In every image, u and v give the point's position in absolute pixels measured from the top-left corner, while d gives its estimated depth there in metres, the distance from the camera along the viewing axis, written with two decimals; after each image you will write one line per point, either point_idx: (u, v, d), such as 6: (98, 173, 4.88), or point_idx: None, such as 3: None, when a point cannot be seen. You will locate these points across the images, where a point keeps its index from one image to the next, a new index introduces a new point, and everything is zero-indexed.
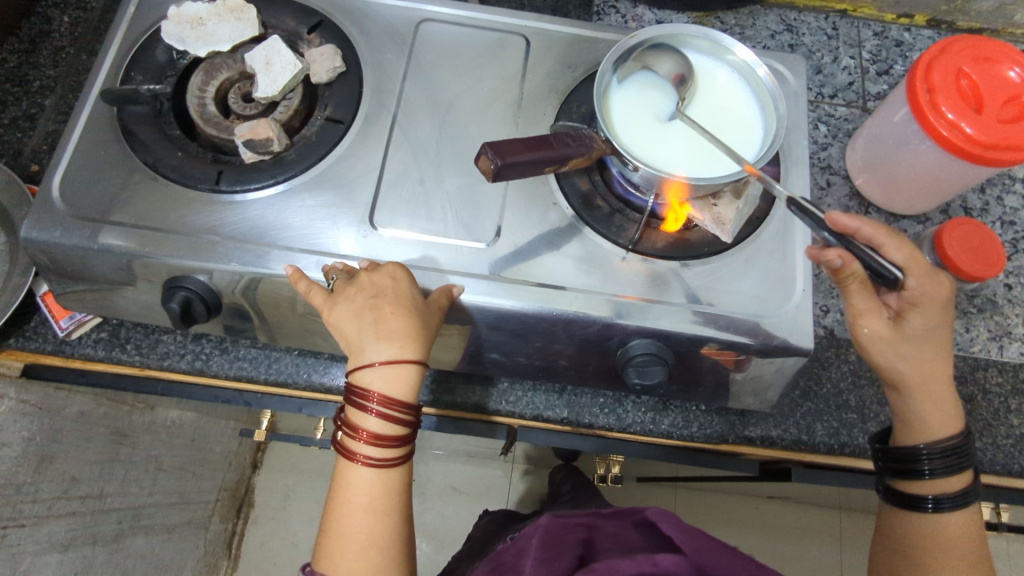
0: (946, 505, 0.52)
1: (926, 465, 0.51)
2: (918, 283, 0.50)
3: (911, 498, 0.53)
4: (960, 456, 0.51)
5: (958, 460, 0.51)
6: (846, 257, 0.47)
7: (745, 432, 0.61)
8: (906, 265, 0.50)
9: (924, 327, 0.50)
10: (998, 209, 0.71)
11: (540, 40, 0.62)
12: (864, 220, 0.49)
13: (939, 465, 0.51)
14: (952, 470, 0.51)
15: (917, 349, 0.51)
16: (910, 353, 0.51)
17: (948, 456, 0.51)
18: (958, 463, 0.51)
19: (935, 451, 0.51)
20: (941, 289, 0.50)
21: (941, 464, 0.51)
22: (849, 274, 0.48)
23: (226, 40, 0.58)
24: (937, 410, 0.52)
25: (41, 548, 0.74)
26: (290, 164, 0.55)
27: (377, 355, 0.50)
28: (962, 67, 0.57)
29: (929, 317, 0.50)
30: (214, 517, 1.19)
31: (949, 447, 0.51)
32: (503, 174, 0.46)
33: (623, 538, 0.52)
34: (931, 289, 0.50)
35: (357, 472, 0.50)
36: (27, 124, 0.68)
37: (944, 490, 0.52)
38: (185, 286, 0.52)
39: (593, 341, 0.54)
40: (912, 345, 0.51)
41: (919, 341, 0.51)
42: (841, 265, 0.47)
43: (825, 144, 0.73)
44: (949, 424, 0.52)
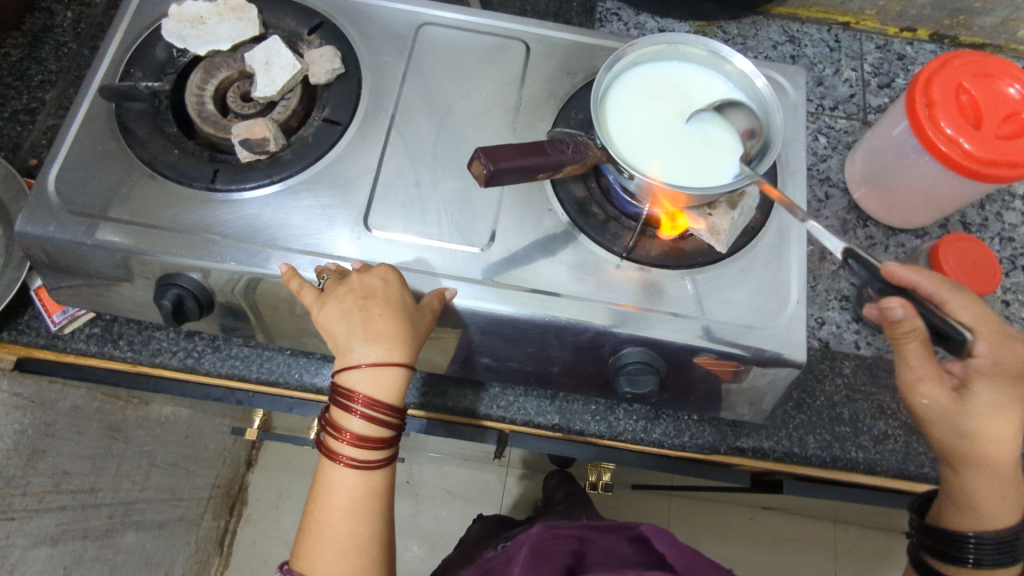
0: None
1: (973, 554, 0.50)
2: (986, 351, 0.48)
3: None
4: (1010, 549, 0.49)
5: (1009, 549, 0.49)
6: (909, 308, 0.45)
7: (736, 443, 0.61)
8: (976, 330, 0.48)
9: (993, 400, 0.49)
10: (997, 225, 0.71)
11: (540, 46, 0.62)
12: (925, 276, 0.48)
13: (986, 555, 0.49)
14: (998, 560, 0.49)
15: (984, 427, 0.49)
16: (987, 433, 0.49)
17: (998, 544, 0.49)
18: (1006, 553, 0.49)
19: (985, 541, 0.49)
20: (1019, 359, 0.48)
21: (989, 553, 0.49)
22: (909, 330, 0.46)
23: (226, 39, 0.58)
24: (995, 496, 0.50)
25: (31, 541, 0.74)
26: (286, 165, 0.55)
27: (364, 356, 0.50)
28: (961, 82, 0.57)
29: (998, 390, 0.48)
30: (206, 514, 1.19)
31: (1000, 538, 0.49)
32: (496, 179, 0.46)
33: (614, 550, 0.52)
34: (1003, 358, 0.48)
35: (339, 472, 0.50)
36: (27, 118, 0.68)
37: None
38: (178, 283, 0.52)
39: (585, 349, 0.53)
40: (977, 422, 0.49)
41: (989, 418, 0.49)
42: (902, 317, 0.45)
43: (824, 156, 0.72)
44: (1004, 511, 0.50)
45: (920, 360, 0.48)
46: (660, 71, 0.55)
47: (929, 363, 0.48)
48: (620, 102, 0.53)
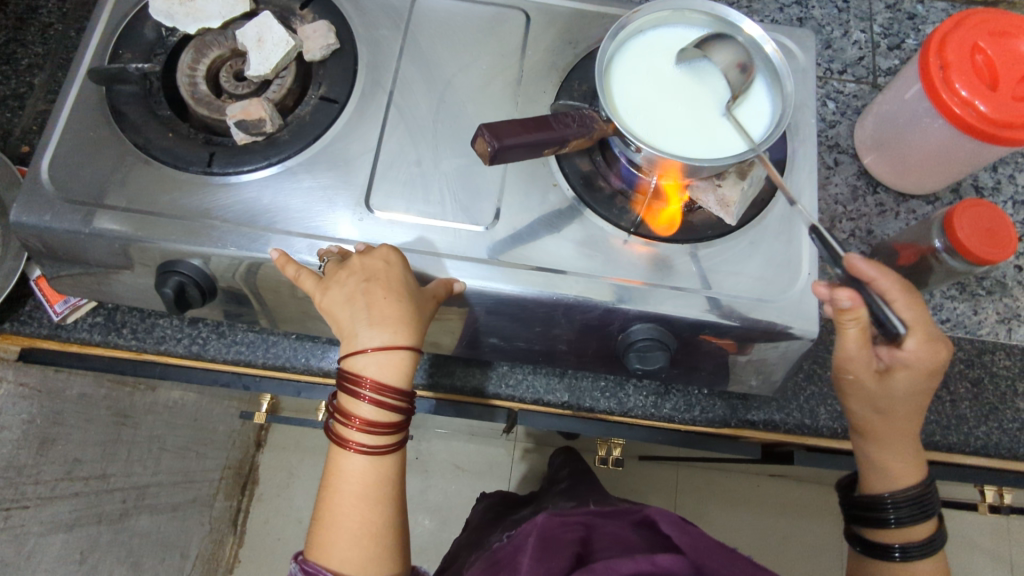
0: (913, 553, 0.52)
1: (892, 514, 0.52)
2: (912, 350, 0.48)
3: (879, 546, 0.53)
4: (925, 505, 0.52)
5: (925, 509, 0.52)
6: (857, 297, 0.45)
7: (747, 416, 0.60)
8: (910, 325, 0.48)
9: (904, 388, 0.49)
10: (1010, 188, 0.69)
11: (540, 15, 0.60)
12: (884, 270, 0.48)
13: (905, 514, 0.52)
14: (918, 518, 0.52)
15: (893, 407, 0.51)
16: (860, 403, 0.52)
17: (913, 504, 0.51)
18: (924, 511, 0.52)
19: (901, 501, 0.51)
20: (936, 359, 0.48)
21: (908, 513, 0.52)
22: (853, 317, 0.46)
23: (216, 17, 0.56)
24: (901, 461, 0.52)
25: (45, 528, 0.74)
26: (284, 146, 0.54)
27: (369, 341, 0.49)
28: (978, 42, 0.55)
29: (910, 381, 0.49)
30: (219, 495, 1.20)
31: (914, 497, 0.51)
32: (500, 157, 0.45)
33: (621, 537, 0.52)
34: (928, 356, 0.48)
35: (350, 459, 0.50)
36: (15, 104, 0.67)
37: (910, 538, 0.53)
38: (179, 271, 0.51)
39: (594, 326, 0.53)
40: (889, 399, 0.50)
41: (897, 398, 0.50)
42: (850, 306, 0.46)
43: (833, 122, 0.71)
44: (907, 474, 0.52)
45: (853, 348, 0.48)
46: (668, 37, 0.53)
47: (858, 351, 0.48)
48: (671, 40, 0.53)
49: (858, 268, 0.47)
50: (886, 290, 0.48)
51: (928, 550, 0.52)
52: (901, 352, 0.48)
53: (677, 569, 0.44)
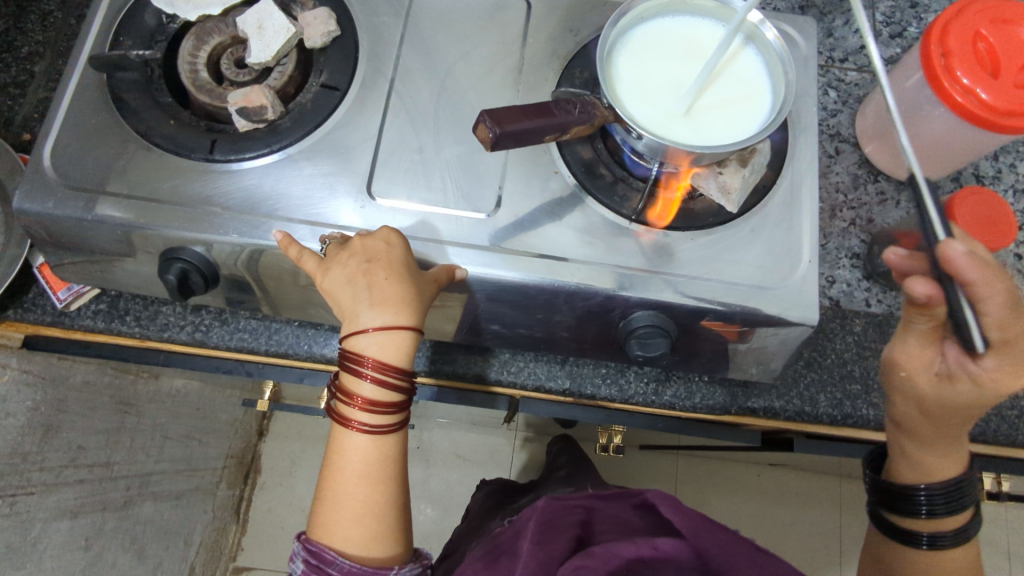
0: (943, 542, 0.53)
1: (925, 505, 0.52)
2: (987, 369, 0.46)
3: (907, 534, 0.54)
4: (959, 496, 0.52)
5: (958, 500, 0.52)
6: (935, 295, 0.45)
7: (747, 403, 0.61)
8: (995, 344, 0.45)
9: (966, 401, 0.49)
10: (1011, 177, 0.69)
11: (540, 2, 0.60)
12: (982, 271, 0.42)
13: (938, 506, 0.52)
14: (951, 510, 0.52)
15: (944, 415, 0.50)
16: (907, 402, 0.53)
17: (949, 494, 0.52)
18: (958, 503, 0.52)
19: (936, 494, 0.52)
20: (1011, 381, 0.47)
21: (941, 503, 0.52)
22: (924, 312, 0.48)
23: (216, 3, 0.56)
24: (937, 456, 0.53)
25: (51, 514, 0.75)
26: (285, 133, 0.54)
27: (371, 321, 0.49)
28: (979, 29, 0.55)
29: (973, 395, 0.48)
30: (222, 484, 1.21)
31: (950, 488, 0.52)
32: (501, 143, 0.45)
33: (621, 519, 0.52)
34: (997, 380, 0.46)
35: (352, 437, 0.50)
36: (17, 92, 0.67)
37: (945, 527, 0.53)
38: (181, 257, 0.52)
39: (595, 313, 0.53)
40: (947, 407, 0.50)
41: (951, 408, 0.50)
42: (925, 301, 0.46)
43: (835, 111, 0.70)
44: (949, 467, 0.53)
45: (911, 347, 0.51)
46: (669, 24, 0.53)
47: (914, 352, 0.51)
48: (656, 28, 0.53)
49: (954, 261, 0.42)
50: (976, 292, 0.44)
51: (959, 539, 0.53)
52: (971, 368, 0.47)
53: (678, 555, 0.45)
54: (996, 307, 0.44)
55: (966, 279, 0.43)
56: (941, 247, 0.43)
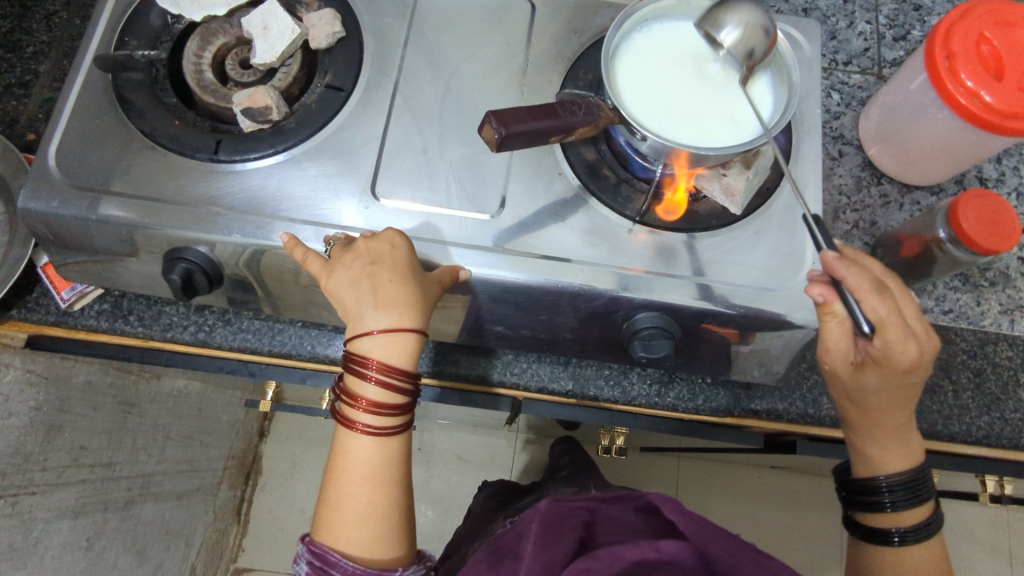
0: (911, 537, 0.52)
1: (887, 498, 0.52)
2: (879, 347, 0.48)
3: (877, 531, 0.54)
4: (919, 487, 0.52)
5: (920, 491, 0.52)
6: (825, 293, 0.47)
7: (751, 405, 0.61)
8: (880, 322, 0.46)
9: (875, 383, 0.50)
10: (1013, 180, 0.69)
11: (545, 3, 0.60)
12: (855, 272, 0.45)
13: (900, 498, 0.52)
14: (914, 501, 0.52)
15: (865, 400, 0.51)
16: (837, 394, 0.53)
17: (908, 487, 0.52)
18: (920, 494, 0.52)
19: (897, 484, 0.52)
20: (905, 357, 0.48)
21: (903, 496, 0.52)
22: (828, 312, 0.48)
23: (221, 3, 0.57)
24: (883, 447, 0.53)
25: (52, 515, 0.75)
26: (290, 133, 0.54)
27: (375, 324, 0.49)
28: (984, 32, 0.55)
29: (880, 378, 0.49)
30: (222, 485, 1.20)
31: (909, 480, 0.52)
32: (506, 144, 0.45)
33: (623, 521, 0.52)
34: (895, 356, 0.48)
35: (356, 440, 0.50)
36: (21, 92, 0.67)
37: (907, 521, 0.53)
38: (186, 258, 0.52)
39: (598, 314, 0.53)
40: (864, 392, 0.51)
41: (869, 392, 0.50)
42: (823, 301, 0.47)
43: (838, 113, 0.71)
44: (899, 459, 0.53)
45: (834, 342, 0.49)
46: (674, 26, 0.53)
47: (837, 345, 0.49)
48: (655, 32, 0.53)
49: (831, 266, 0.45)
50: (857, 288, 0.46)
51: (924, 533, 0.52)
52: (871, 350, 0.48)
53: (681, 557, 0.45)
54: (869, 294, 0.46)
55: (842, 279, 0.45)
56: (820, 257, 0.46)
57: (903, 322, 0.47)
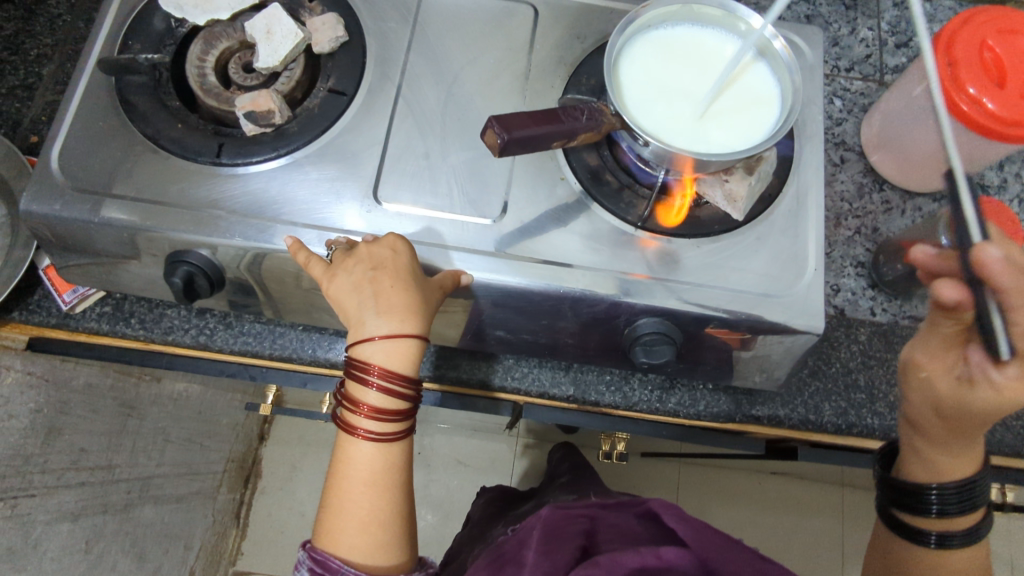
0: (953, 542, 0.52)
1: (936, 504, 0.52)
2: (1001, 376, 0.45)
3: (915, 532, 0.54)
4: (971, 496, 0.51)
5: (969, 500, 0.51)
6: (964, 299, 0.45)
7: (752, 411, 0.61)
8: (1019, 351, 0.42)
9: (988, 408, 0.47)
10: (1016, 187, 0.69)
11: (548, 9, 0.60)
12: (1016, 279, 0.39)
13: (950, 504, 0.51)
14: (963, 510, 0.52)
15: (960, 418, 0.49)
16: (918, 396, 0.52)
17: (960, 492, 0.51)
18: (969, 503, 0.51)
19: (949, 491, 0.51)
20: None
21: (953, 503, 0.51)
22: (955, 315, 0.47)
23: (225, 8, 0.57)
24: (947, 455, 0.52)
25: (52, 517, 0.75)
26: (292, 137, 0.54)
27: (377, 329, 0.49)
28: (986, 39, 0.55)
29: (988, 401, 0.46)
30: (222, 488, 1.20)
31: (959, 487, 0.51)
32: (510, 148, 0.45)
33: (625, 529, 0.52)
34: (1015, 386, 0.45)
35: (357, 447, 0.50)
36: (25, 95, 0.67)
37: (955, 527, 0.52)
38: (187, 260, 0.52)
39: (600, 319, 0.53)
40: (958, 405, 0.48)
41: (968, 411, 0.48)
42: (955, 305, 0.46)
43: (840, 119, 0.71)
44: (959, 466, 0.52)
45: (937, 347, 0.50)
46: (676, 33, 0.53)
47: (942, 353, 0.50)
48: (672, 46, 0.53)
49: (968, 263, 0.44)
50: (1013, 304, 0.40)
51: (969, 539, 0.52)
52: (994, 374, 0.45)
53: (681, 564, 0.44)
54: None
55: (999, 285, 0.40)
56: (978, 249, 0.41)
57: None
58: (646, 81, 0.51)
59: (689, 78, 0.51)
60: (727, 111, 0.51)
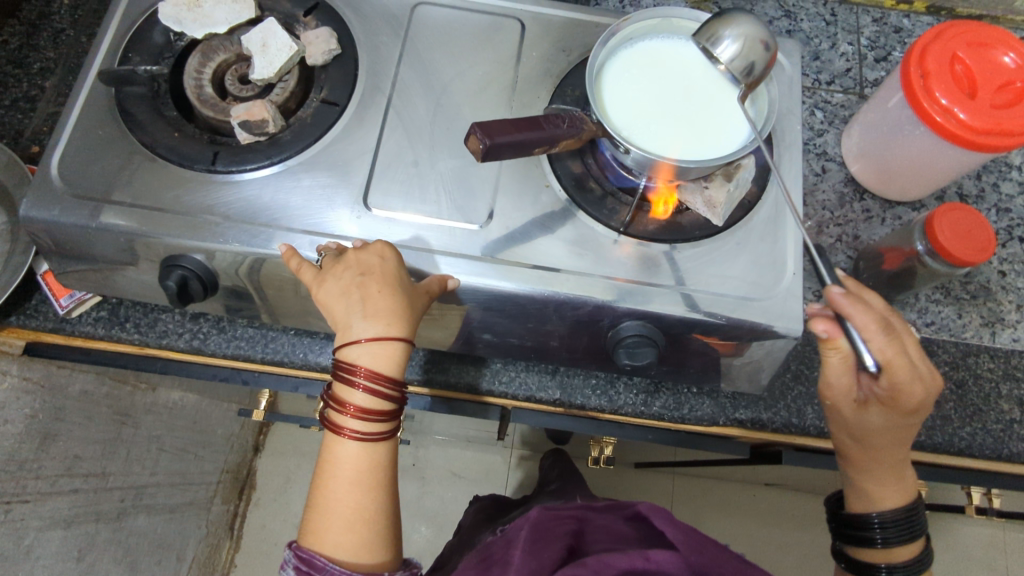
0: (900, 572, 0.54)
1: (879, 533, 0.54)
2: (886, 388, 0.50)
3: (866, 566, 0.56)
4: (911, 525, 0.54)
5: (911, 530, 0.54)
6: (831, 329, 0.48)
7: (736, 414, 0.62)
8: (884, 364, 0.49)
9: (882, 423, 0.52)
10: (993, 196, 0.71)
11: (535, 24, 0.62)
12: (860, 306, 0.47)
13: (892, 534, 0.54)
14: (904, 540, 0.54)
15: (870, 439, 0.53)
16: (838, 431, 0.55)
17: (900, 523, 0.54)
18: (911, 531, 0.54)
19: (888, 520, 0.54)
20: (913, 399, 0.50)
21: (894, 533, 0.54)
22: (834, 348, 0.49)
23: (222, 22, 0.59)
24: (878, 485, 0.55)
25: (45, 523, 0.75)
26: (286, 146, 0.56)
27: (364, 332, 0.50)
28: (957, 52, 0.57)
29: (885, 418, 0.52)
30: (216, 498, 1.20)
31: (900, 517, 0.54)
32: (492, 154, 0.47)
33: (614, 530, 0.52)
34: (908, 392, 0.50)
35: (343, 446, 0.51)
36: (27, 106, 0.69)
37: (897, 558, 0.55)
38: (182, 264, 0.53)
39: (584, 323, 0.54)
40: (865, 429, 0.53)
41: (875, 431, 0.53)
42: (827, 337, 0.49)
43: (821, 130, 0.73)
44: (893, 496, 0.55)
45: (835, 380, 0.51)
46: (656, 44, 0.55)
47: (838, 385, 0.52)
48: (617, 71, 0.54)
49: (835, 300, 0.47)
50: (862, 325, 0.48)
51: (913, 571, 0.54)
52: (879, 390, 0.51)
53: (671, 568, 0.45)
54: (871, 331, 0.48)
55: (846, 313, 0.47)
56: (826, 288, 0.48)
57: (911, 360, 0.49)
58: (625, 90, 0.53)
59: (666, 87, 0.53)
60: (694, 126, 0.52)
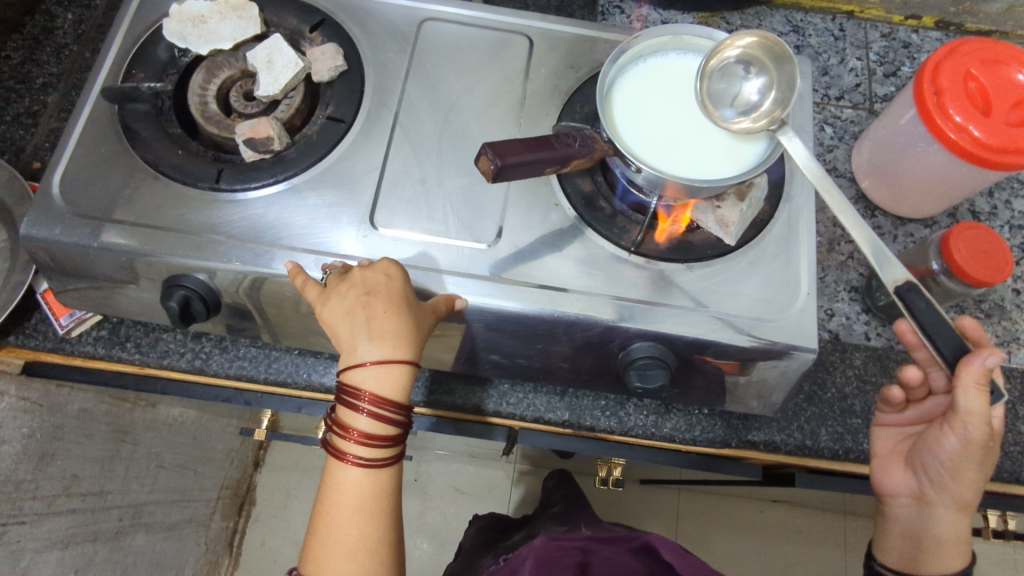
0: None
1: None
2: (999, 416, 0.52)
3: None
4: None
5: None
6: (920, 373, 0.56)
7: (748, 436, 0.60)
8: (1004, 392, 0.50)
9: (993, 455, 0.52)
10: (1006, 213, 0.70)
11: (543, 40, 0.62)
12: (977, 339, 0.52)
13: None
14: None
15: (975, 476, 0.53)
16: (955, 469, 0.53)
17: None
18: None
19: None
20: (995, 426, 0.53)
21: None
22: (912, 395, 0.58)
23: (227, 38, 0.58)
24: (949, 535, 0.54)
25: (41, 545, 0.74)
26: (291, 163, 0.55)
27: (369, 355, 0.49)
28: (970, 69, 0.56)
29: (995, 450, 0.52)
30: (215, 515, 1.19)
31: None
32: (503, 175, 0.46)
33: (620, 562, 0.51)
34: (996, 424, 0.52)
35: (346, 472, 0.50)
36: (29, 122, 0.68)
37: None
38: (184, 285, 0.52)
39: (593, 344, 0.53)
40: (981, 465, 0.52)
41: (983, 468, 0.52)
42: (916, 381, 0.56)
43: (831, 146, 0.72)
44: (956, 554, 0.54)
45: (979, 408, 0.48)
46: (665, 61, 0.55)
47: (984, 412, 0.48)
48: (628, 89, 0.53)
49: (907, 337, 0.56)
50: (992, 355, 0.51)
51: None
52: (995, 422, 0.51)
53: None
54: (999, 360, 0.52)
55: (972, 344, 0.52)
56: (900, 325, 0.56)
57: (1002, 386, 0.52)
58: (636, 107, 0.52)
59: (677, 105, 0.53)
60: (708, 147, 0.51)
